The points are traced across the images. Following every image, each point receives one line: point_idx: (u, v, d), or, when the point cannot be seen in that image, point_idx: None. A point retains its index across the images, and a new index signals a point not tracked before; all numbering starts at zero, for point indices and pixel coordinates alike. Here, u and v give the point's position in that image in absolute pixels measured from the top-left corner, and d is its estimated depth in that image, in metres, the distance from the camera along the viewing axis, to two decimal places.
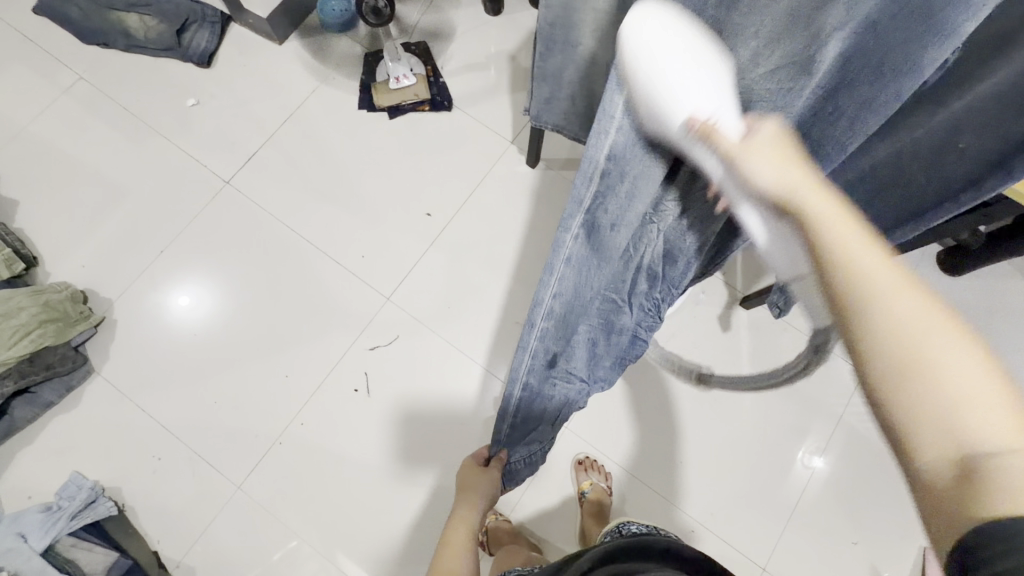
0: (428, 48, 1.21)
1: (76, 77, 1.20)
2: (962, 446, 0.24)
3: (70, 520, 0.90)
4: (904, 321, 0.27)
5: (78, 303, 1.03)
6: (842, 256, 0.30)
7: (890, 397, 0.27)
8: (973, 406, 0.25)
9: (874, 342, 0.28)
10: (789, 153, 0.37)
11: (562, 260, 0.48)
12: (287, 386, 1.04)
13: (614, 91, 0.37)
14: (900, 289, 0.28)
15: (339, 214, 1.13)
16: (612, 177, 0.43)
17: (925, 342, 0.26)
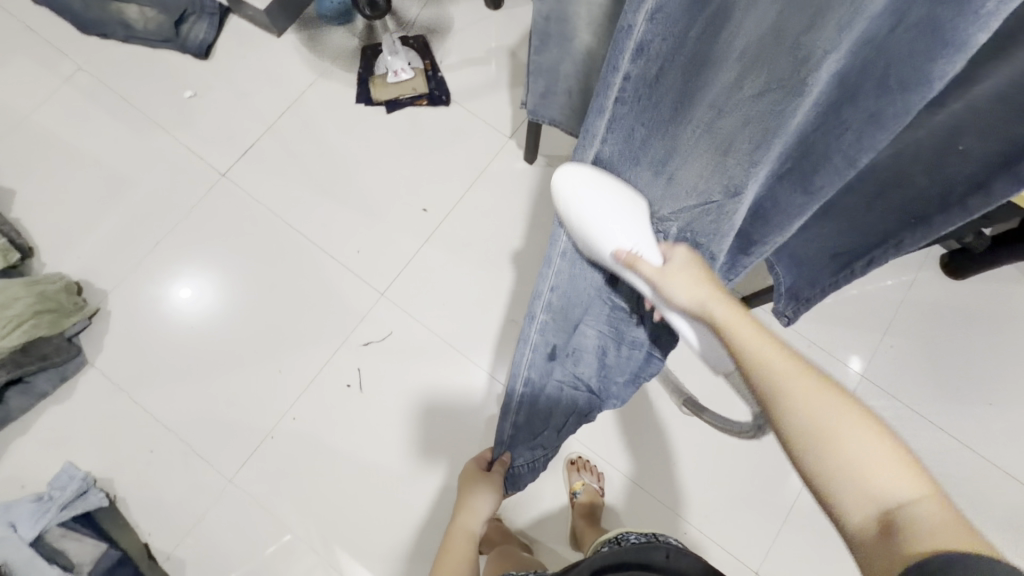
0: (427, 41, 1.20)
1: (75, 68, 1.19)
2: (872, 505, 0.33)
3: (61, 510, 0.90)
4: (814, 409, 0.36)
5: (73, 294, 1.03)
6: (759, 357, 0.40)
7: (813, 470, 0.35)
8: (872, 471, 0.33)
9: (798, 429, 0.36)
10: (700, 275, 0.48)
11: (557, 255, 0.53)
12: (280, 380, 1.04)
13: (599, 108, 0.41)
14: (806, 381, 0.37)
15: (335, 208, 1.12)
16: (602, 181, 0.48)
17: (830, 424, 0.35)
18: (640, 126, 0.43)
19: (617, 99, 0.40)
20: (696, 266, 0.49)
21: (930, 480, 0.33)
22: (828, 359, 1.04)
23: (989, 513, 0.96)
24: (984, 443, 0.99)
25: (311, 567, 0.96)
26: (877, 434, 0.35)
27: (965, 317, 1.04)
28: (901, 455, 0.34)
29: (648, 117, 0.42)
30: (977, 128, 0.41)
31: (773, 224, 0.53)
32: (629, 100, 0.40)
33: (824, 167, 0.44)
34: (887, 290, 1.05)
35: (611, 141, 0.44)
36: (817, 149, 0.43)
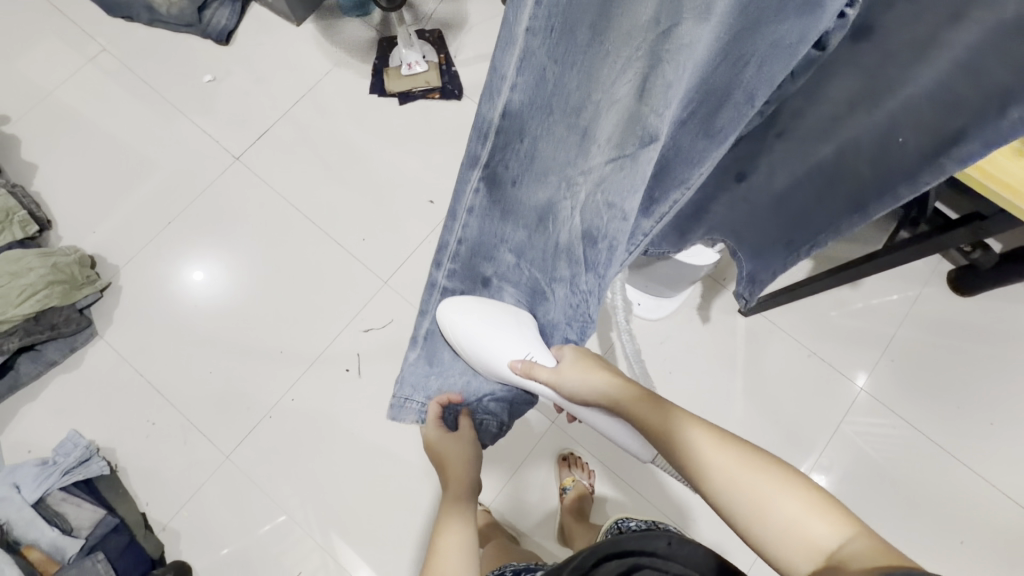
0: (442, 36, 1.21)
1: (101, 49, 1.23)
2: (806, 547, 0.39)
3: (63, 475, 0.93)
4: (735, 475, 0.44)
5: (85, 267, 1.06)
6: (676, 444, 0.48)
7: (748, 531, 0.42)
8: (802, 526, 0.40)
9: (731, 495, 0.44)
10: (589, 365, 0.57)
11: (463, 211, 0.51)
12: (281, 362, 1.06)
13: (508, 40, 0.35)
14: (727, 450, 0.45)
15: (344, 195, 1.14)
16: (510, 135, 0.42)
17: (754, 486, 0.43)
18: (557, 63, 0.35)
19: (528, 24, 0.33)
20: (585, 358, 0.58)
21: (846, 517, 0.40)
22: (828, 371, 1.04)
23: (985, 533, 0.95)
24: (984, 462, 0.98)
25: (304, 546, 0.98)
26: (784, 482, 0.42)
27: (969, 335, 1.03)
28: (817, 499, 0.41)
29: (564, 49, 0.34)
30: (920, 129, 0.39)
31: (673, 176, 0.43)
32: (542, 26, 0.33)
33: (726, 108, 0.37)
34: (893, 304, 1.04)
35: (521, 88, 0.37)
36: (719, 85, 0.36)
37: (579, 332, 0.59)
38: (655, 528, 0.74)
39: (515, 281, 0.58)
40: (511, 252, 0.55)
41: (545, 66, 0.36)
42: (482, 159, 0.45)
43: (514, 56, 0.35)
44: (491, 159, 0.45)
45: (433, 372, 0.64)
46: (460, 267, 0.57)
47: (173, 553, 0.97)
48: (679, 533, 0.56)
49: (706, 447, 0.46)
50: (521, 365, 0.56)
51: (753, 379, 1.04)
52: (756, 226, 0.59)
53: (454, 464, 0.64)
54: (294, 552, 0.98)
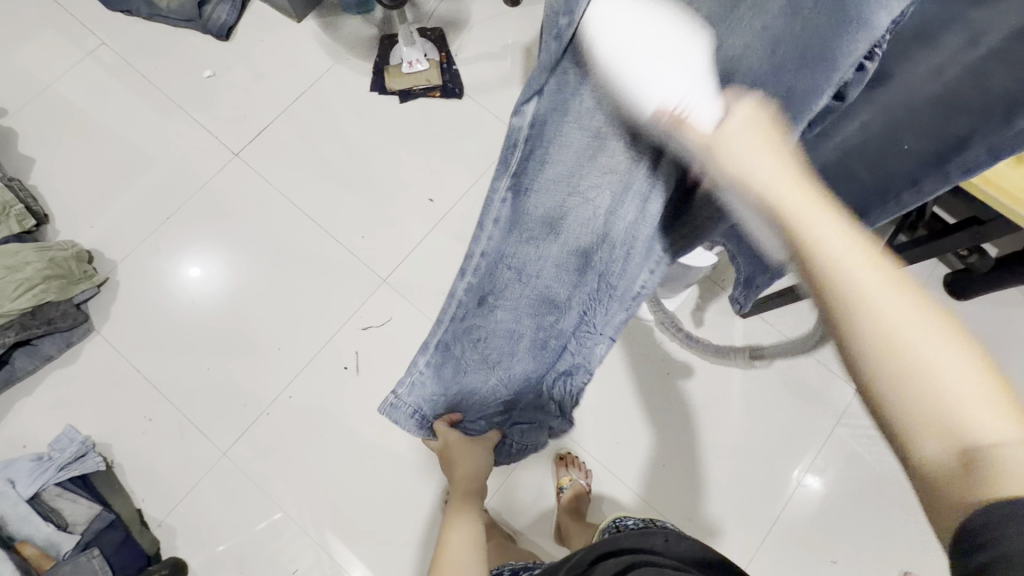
0: (444, 34, 1.21)
1: (100, 43, 1.22)
2: (958, 436, 0.29)
3: (58, 471, 0.93)
4: (901, 336, 0.31)
5: (82, 262, 1.05)
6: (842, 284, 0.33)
7: (881, 404, 0.32)
8: (968, 414, 0.29)
9: (882, 354, 0.31)
10: (765, 135, 0.35)
11: (490, 222, 0.45)
12: (279, 359, 1.05)
13: (550, 41, 0.32)
14: (896, 298, 0.32)
15: (342, 193, 1.14)
16: (537, 144, 0.38)
17: (922, 354, 0.31)
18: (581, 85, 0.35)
19: (564, 42, 0.32)
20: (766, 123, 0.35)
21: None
22: (825, 373, 1.04)
23: None
24: None
25: (300, 544, 0.98)
26: (970, 361, 0.30)
27: None
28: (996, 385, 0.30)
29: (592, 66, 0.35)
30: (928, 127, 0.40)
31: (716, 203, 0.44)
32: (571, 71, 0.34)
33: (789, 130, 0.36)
34: None
35: (546, 106, 0.36)
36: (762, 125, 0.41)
37: (583, 344, 0.61)
38: (653, 526, 0.74)
39: (519, 297, 0.53)
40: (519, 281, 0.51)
41: (574, 88, 0.35)
42: (512, 166, 0.40)
43: (544, 86, 0.35)
44: (520, 169, 0.40)
45: (440, 382, 0.60)
46: (469, 297, 0.52)
47: (168, 550, 0.97)
48: (676, 529, 0.58)
49: (871, 286, 0.33)
50: (668, 109, 0.34)
51: (750, 381, 1.05)
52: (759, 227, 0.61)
53: (465, 461, 0.75)
54: (291, 550, 0.97)
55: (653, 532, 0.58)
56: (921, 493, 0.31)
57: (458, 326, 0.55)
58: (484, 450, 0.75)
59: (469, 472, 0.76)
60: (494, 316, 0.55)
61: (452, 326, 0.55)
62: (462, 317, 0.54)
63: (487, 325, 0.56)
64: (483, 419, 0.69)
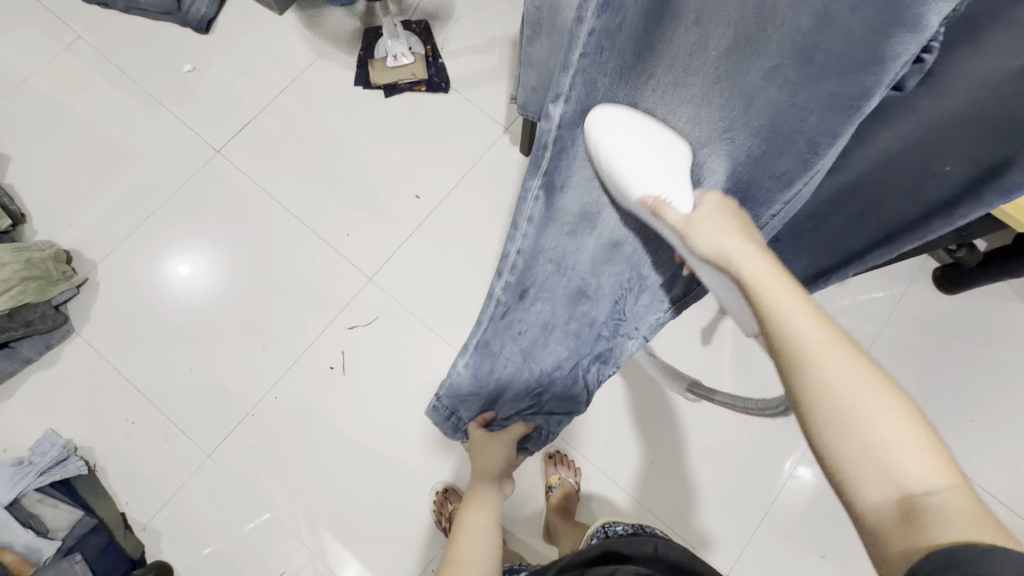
0: (429, 27, 1.19)
1: (76, 36, 1.19)
2: (887, 473, 0.34)
3: (39, 476, 0.91)
4: (845, 378, 0.37)
5: (61, 263, 1.03)
6: (790, 333, 0.40)
7: (825, 450, 0.37)
8: (898, 456, 0.34)
9: (817, 400, 0.37)
10: (727, 222, 0.49)
11: (524, 221, 0.55)
12: (264, 359, 1.04)
13: (564, 65, 0.42)
14: (826, 346, 0.39)
15: (328, 190, 1.12)
16: (564, 145, 0.50)
17: (856, 398, 0.36)
18: (606, 77, 0.44)
19: (582, 51, 0.41)
20: (724, 209, 0.51)
21: (945, 468, 0.33)
22: None
23: None
24: (965, 459, 0.98)
25: (288, 545, 0.97)
26: (898, 405, 0.36)
27: (953, 333, 1.03)
28: (921, 436, 0.35)
29: (611, 66, 0.43)
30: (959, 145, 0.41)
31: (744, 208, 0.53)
32: (596, 52, 0.41)
33: (811, 141, 0.42)
34: (881, 301, 1.05)
35: (573, 100, 0.45)
36: (784, 131, 0.43)
37: (626, 324, 0.68)
38: (645, 531, 0.74)
39: (555, 286, 0.63)
40: (555, 264, 0.60)
41: (596, 80, 0.44)
42: (543, 167, 0.51)
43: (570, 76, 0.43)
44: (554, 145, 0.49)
45: (475, 380, 0.68)
46: (509, 293, 0.61)
47: (154, 552, 0.96)
48: (668, 539, 0.57)
49: (800, 329, 0.40)
50: (654, 202, 0.50)
51: (740, 377, 1.04)
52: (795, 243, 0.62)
53: (488, 455, 0.75)
54: (278, 552, 0.97)
55: (643, 540, 0.57)
56: (868, 544, 0.34)
57: (496, 324, 0.63)
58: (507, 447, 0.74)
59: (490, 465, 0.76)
60: (531, 311, 0.64)
61: (490, 326, 0.63)
62: (503, 313, 0.62)
63: (524, 318, 0.64)
64: (517, 413, 0.73)
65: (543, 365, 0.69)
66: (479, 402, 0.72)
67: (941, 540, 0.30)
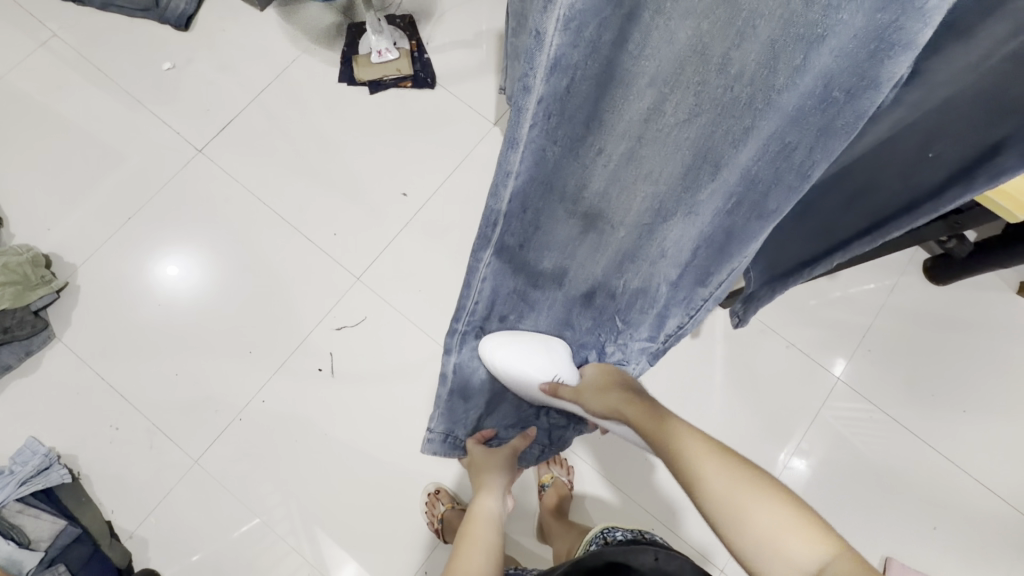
0: (415, 21, 1.17)
1: (52, 34, 1.16)
2: (782, 556, 0.42)
3: (20, 485, 0.90)
4: (727, 486, 0.47)
5: (40, 267, 1.00)
6: (679, 458, 0.51)
7: (738, 549, 0.45)
8: (782, 539, 0.42)
9: (716, 509, 0.47)
10: (607, 382, 0.64)
11: (479, 276, 0.55)
12: (249, 362, 1.02)
13: (513, 141, 0.41)
14: (705, 463, 0.49)
15: (313, 189, 1.10)
16: (518, 216, 0.49)
17: (738, 499, 0.46)
18: (558, 145, 0.43)
19: (532, 123, 0.40)
20: (606, 373, 0.65)
21: (816, 534, 0.42)
22: (806, 361, 1.03)
23: (957, 519, 0.96)
24: (956, 449, 0.99)
25: (278, 551, 0.96)
26: (773, 495, 0.45)
27: (944, 324, 1.03)
28: (791, 513, 0.43)
29: (564, 136, 0.42)
30: (952, 132, 0.40)
31: (728, 253, 0.51)
32: (545, 123, 0.40)
33: (775, 191, 0.43)
34: (872, 293, 1.04)
35: (525, 173, 0.44)
36: (763, 176, 0.42)
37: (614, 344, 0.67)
38: (643, 538, 0.73)
39: (529, 309, 0.63)
40: (522, 291, 0.61)
41: (547, 149, 0.43)
42: (493, 236, 0.51)
43: (517, 156, 0.42)
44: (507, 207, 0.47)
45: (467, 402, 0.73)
46: (479, 312, 0.61)
47: (140, 561, 0.94)
48: (668, 548, 0.57)
49: (688, 458, 0.51)
50: (548, 385, 0.65)
51: (732, 372, 1.04)
52: (777, 236, 0.60)
53: (488, 474, 0.76)
54: (268, 558, 0.95)
55: (642, 548, 0.57)
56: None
57: (473, 343, 0.64)
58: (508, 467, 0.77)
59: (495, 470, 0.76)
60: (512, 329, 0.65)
61: (464, 347, 0.64)
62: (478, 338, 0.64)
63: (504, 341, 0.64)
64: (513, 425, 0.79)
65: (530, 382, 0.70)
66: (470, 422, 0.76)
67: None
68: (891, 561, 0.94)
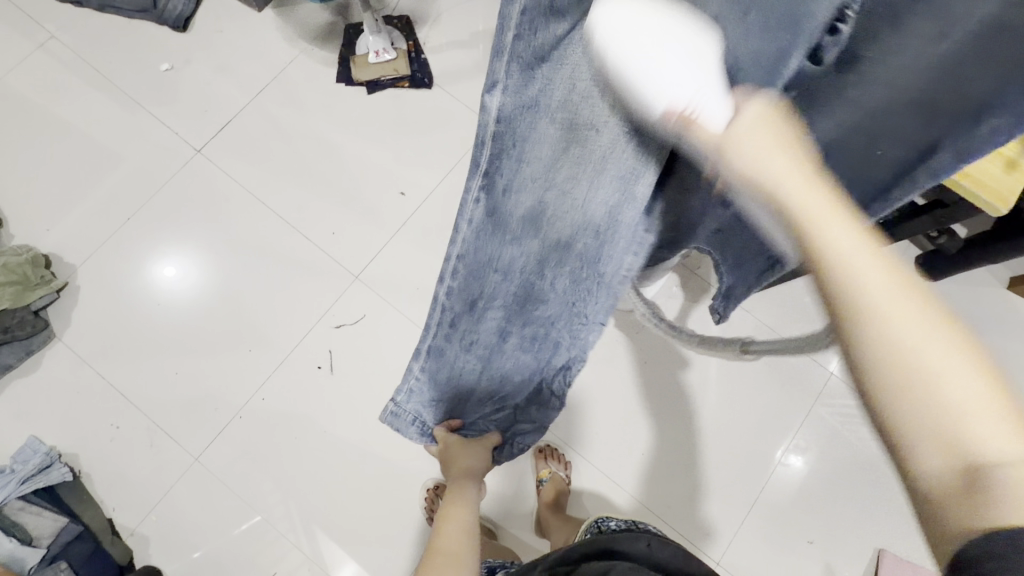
0: (411, 22, 1.18)
1: (50, 35, 1.17)
2: (961, 448, 0.24)
3: (21, 484, 0.90)
4: (909, 330, 0.26)
5: (39, 267, 1.01)
6: (845, 267, 0.28)
7: (882, 418, 0.26)
8: (975, 423, 0.24)
9: (867, 350, 0.27)
10: (780, 135, 0.32)
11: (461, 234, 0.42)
12: (247, 360, 1.03)
13: (500, 45, 0.31)
14: (886, 283, 0.27)
15: (311, 188, 1.11)
16: (508, 146, 0.36)
17: (924, 354, 0.26)
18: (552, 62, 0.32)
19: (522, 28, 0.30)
20: (778, 119, 0.32)
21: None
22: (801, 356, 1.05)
23: None
24: None
25: (280, 548, 0.96)
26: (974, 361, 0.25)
27: None
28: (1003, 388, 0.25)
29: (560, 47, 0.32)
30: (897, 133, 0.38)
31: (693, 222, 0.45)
32: (539, 28, 0.30)
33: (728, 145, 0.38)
34: None
35: (511, 95, 0.33)
36: None
37: (572, 335, 0.58)
38: (636, 527, 0.74)
39: (503, 293, 0.49)
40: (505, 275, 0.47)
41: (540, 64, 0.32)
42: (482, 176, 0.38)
43: (507, 66, 0.32)
44: (491, 166, 0.38)
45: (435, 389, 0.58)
46: (456, 302, 0.49)
47: (142, 558, 0.95)
48: (660, 535, 0.58)
49: (859, 265, 0.28)
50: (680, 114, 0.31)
51: (726, 369, 1.05)
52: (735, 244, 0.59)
53: (461, 458, 0.72)
54: (270, 554, 0.96)
55: (635, 536, 0.58)
56: (922, 517, 0.25)
57: (447, 331, 0.52)
58: (481, 450, 0.72)
59: (466, 467, 0.73)
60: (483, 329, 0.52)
61: (439, 332, 0.52)
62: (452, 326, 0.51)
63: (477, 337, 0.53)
64: (482, 421, 0.66)
65: (501, 372, 0.59)
66: (444, 403, 0.61)
67: None
68: (884, 552, 0.96)
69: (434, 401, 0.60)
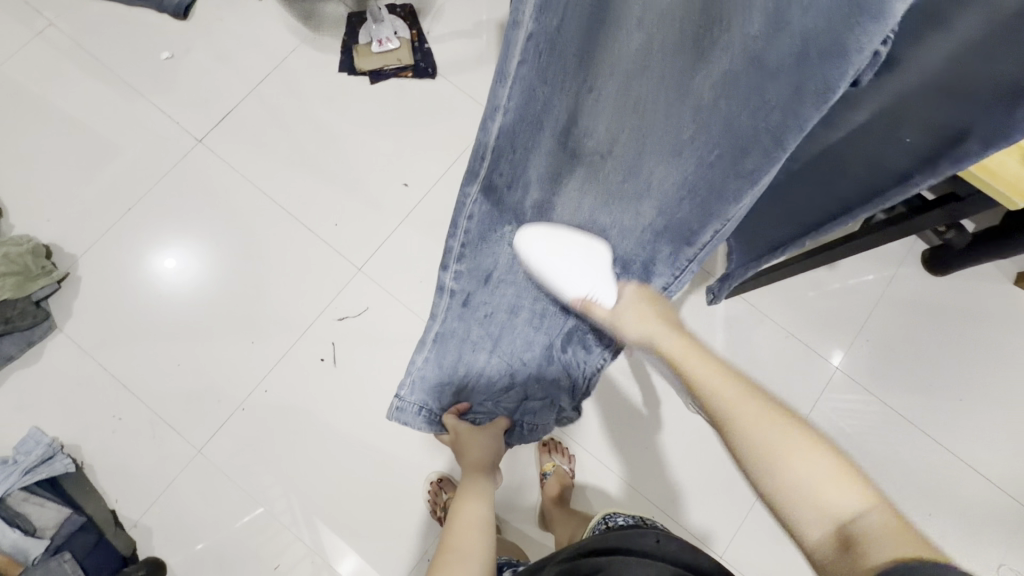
0: (415, 11, 1.16)
1: (48, 23, 1.15)
2: (821, 517, 0.43)
3: (24, 475, 0.90)
4: (773, 442, 0.46)
5: (41, 258, 1.01)
6: (717, 396, 0.51)
7: (779, 504, 0.45)
8: (823, 493, 0.43)
9: (757, 458, 0.47)
10: (649, 311, 0.59)
11: (465, 219, 0.55)
12: (250, 353, 1.03)
13: (502, 74, 0.40)
14: (742, 400, 0.50)
15: (313, 180, 1.10)
16: (506, 155, 0.48)
17: (785, 455, 0.46)
18: (546, 84, 0.42)
19: (521, 58, 0.39)
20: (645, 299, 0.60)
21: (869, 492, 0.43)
22: (806, 352, 1.04)
23: (954, 506, 0.97)
24: (951, 437, 1.00)
25: (283, 539, 0.96)
26: (809, 446, 0.46)
27: (941, 315, 1.04)
28: (841, 468, 0.44)
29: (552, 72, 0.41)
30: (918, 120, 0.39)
31: (712, 211, 0.48)
32: (533, 57, 0.39)
33: (754, 150, 0.40)
34: (871, 285, 1.05)
35: (514, 110, 0.43)
36: (744, 133, 0.40)
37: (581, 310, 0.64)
38: (644, 523, 0.73)
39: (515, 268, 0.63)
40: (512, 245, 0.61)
41: (534, 87, 0.42)
42: (481, 175, 0.50)
43: (506, 90, 0.42)
44: (490, 175, 0.50)
45: (441, 371, 0.65)
46: (465, 282, 0.61)
47: (145, 549, 0.95)
48: (668, 531, 0.58)
49: (727, 396, 0.51)
50: (580, 301, 0.61)
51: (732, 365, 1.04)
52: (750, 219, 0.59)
53: (473, 447, 0.73)
54: (273, 546, 0.96)
55: (643, 533, 0.57)
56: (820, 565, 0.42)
57: (459, 311, 0.62)
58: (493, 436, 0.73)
59: (478, 456, 0.74)
60: (494, 295, 0.63)
61: (450, 315, 0.63)
62: (462, 301, 0.62)
63: (486, 302, 0.63)
64: (491, 402, 0.70)
65: (513, 348, 0.67)
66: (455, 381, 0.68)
67: (877, 554, 0.38)
68: None
69: (439, 379, 0.66)
